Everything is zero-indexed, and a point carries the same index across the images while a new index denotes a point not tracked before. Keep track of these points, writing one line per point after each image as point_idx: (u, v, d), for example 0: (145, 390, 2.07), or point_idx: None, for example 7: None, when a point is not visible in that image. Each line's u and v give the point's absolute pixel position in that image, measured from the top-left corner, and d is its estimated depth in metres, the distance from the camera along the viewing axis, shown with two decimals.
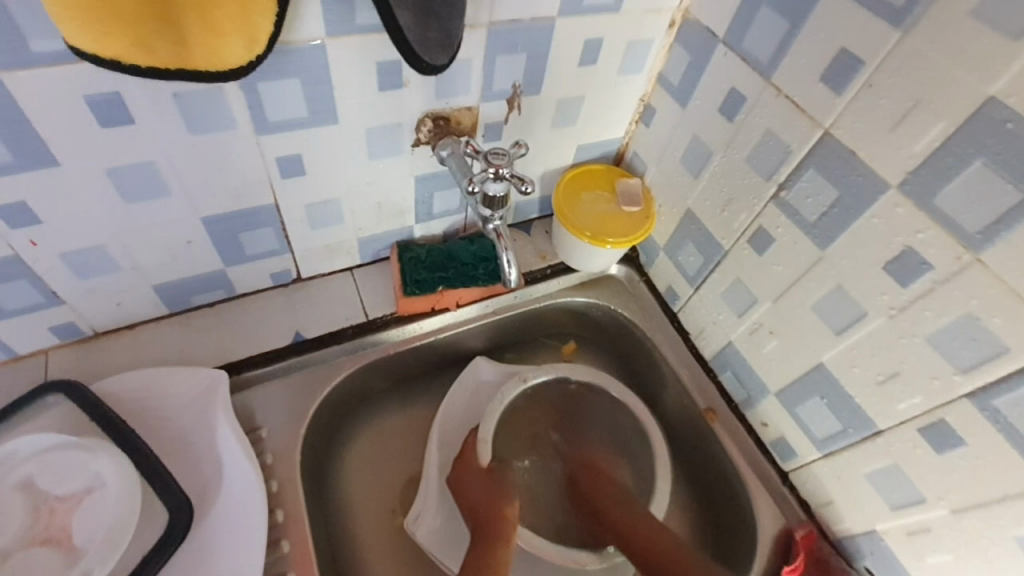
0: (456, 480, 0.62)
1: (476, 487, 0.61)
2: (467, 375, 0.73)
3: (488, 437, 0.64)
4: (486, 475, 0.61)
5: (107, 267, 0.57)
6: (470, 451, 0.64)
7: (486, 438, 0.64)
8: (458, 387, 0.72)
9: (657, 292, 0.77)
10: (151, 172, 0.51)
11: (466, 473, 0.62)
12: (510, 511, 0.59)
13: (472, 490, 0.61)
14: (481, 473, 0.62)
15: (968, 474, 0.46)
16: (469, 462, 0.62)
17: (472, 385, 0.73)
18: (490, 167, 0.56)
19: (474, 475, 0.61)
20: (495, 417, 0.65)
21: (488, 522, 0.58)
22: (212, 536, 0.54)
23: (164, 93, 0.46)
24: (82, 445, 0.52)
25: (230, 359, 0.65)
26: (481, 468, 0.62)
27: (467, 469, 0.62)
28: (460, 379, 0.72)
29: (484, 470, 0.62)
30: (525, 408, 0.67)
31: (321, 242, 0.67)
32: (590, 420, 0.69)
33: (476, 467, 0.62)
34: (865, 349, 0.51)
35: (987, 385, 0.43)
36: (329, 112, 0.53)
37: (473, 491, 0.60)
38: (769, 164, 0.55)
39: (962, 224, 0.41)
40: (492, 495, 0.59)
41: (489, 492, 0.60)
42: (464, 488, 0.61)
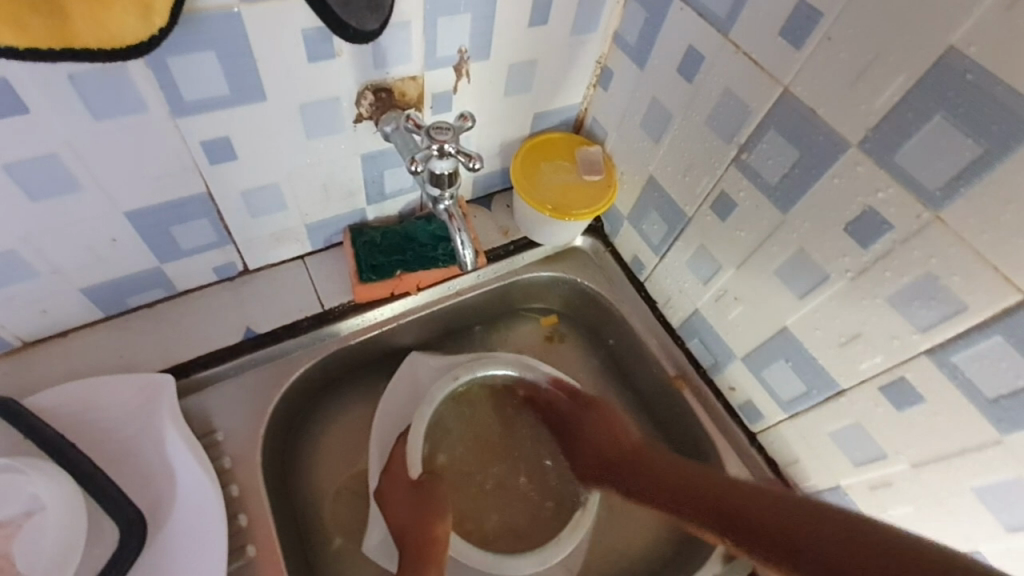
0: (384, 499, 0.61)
1: (409, 508, 0.58)
2: (408, 368, 0.71)
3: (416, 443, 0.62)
4: (414, 488, 0.59)
5: (23, 273, 0.51)
6: (399, 461, 0.62)
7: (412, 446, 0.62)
8: (395, 386, 0.70)
9: (624, 262, 0.76)
10: (57, 166, 0.45)
11: (396, 488, 0.60)
12: (440, 530, 0.56)
13: (397, 511, 0.58)
14: (408, 486, 0.59)
15: (928, 428, 0.47)
16: (397, 476, 0.61)
17: (411, 380, 0.70)
18: (433, 144, 0.52)
19: (401, 488, 0.60)
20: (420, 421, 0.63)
21: (417, 547, 0.55)
22: (169, 550, 0.51)
23: (57, 75, 0.40)
24: (14, 467, 0.47)
25: (176, 361, 0.61)
26: (409, 480, 0.60)
27: (396, 483, 0.60)
28: (400, 376, 0.70)
29: (411, 483, 0.59)
30: (456, 406, 0.67)
31: (265, 230, 0.63)
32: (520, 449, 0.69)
33: (406, 478, 0.60)
34: (828, 312, 0.50)
35: (946, 342, 0.43)
36: (255, 89, 0.49)
37: (399, 512, 0.58)
38: (728, 125, 0.53)
39: (922, 182, 0.40)
40: (422, 514, 0.57)
41: (425, 504, 0.57)
42: (396, 510, 0.59)
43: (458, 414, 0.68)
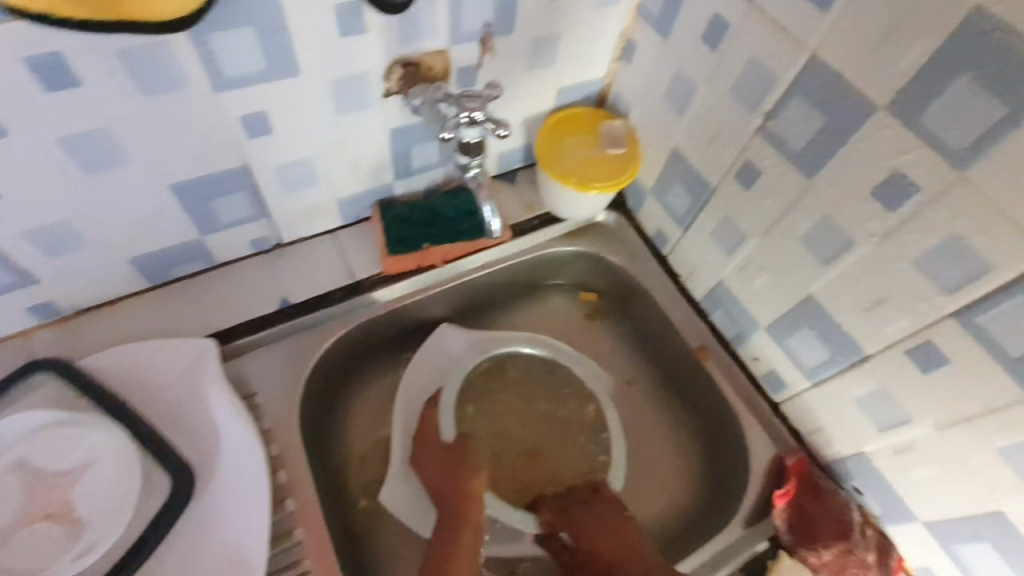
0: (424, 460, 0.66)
1: (445, 468, 0.61)
2: (434, 341, 0.73)
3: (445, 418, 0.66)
4: (448, 451, 0.62)
5: (76, 243, 0.54)
6: (430, 426, 0.64)
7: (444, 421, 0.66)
8: (421, 359, 0.72)
9: (646, 237, 0.77)
10: (107, 140, 0.48)
11: (430, 449, 0.63)
12: (474, 491, 0.59)
13: (430, 468, 0.62)
14: (442, 449, 0.63)
15: (952, 390, 0.47)
16: (428, 441, 0.63)
17: (438, 352, 0.73)
18: (462, 112, 0.55)
19: (435, 451, 0.63)
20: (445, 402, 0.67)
21: (452, 507, 0.58)
22: (214, 505, 0.54)
23: (107, 51, 0.42)
24: (75, 423, 0.51)
25: (218, 328, 0.64)
26: (443, 444, 0.63)
27: (428, 447, 0.63)
28: (426, 347, 0.73)
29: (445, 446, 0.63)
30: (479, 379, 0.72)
31: (298, 204, 0.65)
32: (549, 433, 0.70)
33: (439, 444, 0.63)
34: (854, 278, 0.51)
35: (971, 303, 0.43)
36: (288, 66, 0.50)
37: (433, 470, 0.62)
38: (754, 93, 0.53)
39: (948, 142, 0.40)
40: (454, 475, 0.60)
41: (459, 467, 0.60)
42: (428, 470, 0.62)
43: (485, 383, 0.71)
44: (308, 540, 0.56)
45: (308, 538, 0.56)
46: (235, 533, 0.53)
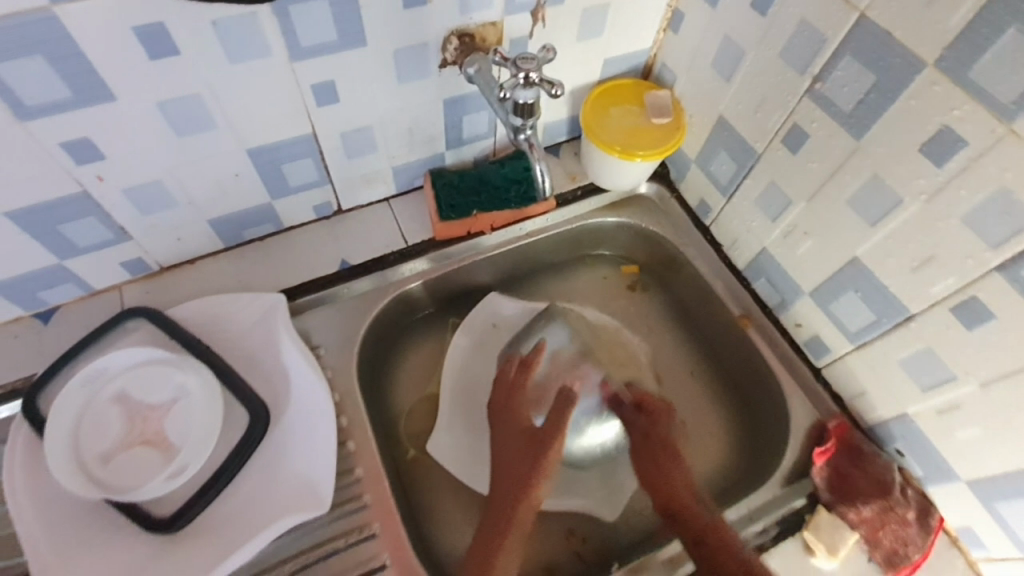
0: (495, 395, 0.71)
1: (520, 462, 0.60)
2: (482, 307, 0.77)
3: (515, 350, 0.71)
4: (527, 435, 0.61)
5: (166, 202, 0.60)
6: (515, 408, 0.63)
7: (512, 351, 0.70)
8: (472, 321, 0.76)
9: (689, 208, 0.78)
10: (197, 105, 0.53)
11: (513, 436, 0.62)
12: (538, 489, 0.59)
13: (505, 455, 0.61)
14: (522, 433, 0.61)
15: (997, 346, 0.47)
16: (516, 417, 0.62)
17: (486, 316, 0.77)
18: (520, 73, 0.56)
19: (514, 430, 0.62)
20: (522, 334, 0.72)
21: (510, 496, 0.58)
22: (285, 440, 0.59)
23: (202, 21, 0.47)
24: (167, 360, 0.57)
25: (285, 286, 0.69)
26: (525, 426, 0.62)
27: (511, 422, 0.62)
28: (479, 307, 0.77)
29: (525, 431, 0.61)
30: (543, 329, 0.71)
31: (358, 171, 0.69)
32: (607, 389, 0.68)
33: (523, 424, 0.62)
34: (901, 237, 0.51)
35: (1018, 256, 0.43)
36: (356, 36, 0.54)
37: (507, 465, 0.60)
38: (804, 56, 0.54)
39: (996, 95, 0.41)
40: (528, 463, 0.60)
41: (536, 462, 0.59)
42: (502, 451, 0.61)
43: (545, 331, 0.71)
44: (366, 477, 0.61)
45: (366, 476, 0.61)
46: (305, 466, 0.58)
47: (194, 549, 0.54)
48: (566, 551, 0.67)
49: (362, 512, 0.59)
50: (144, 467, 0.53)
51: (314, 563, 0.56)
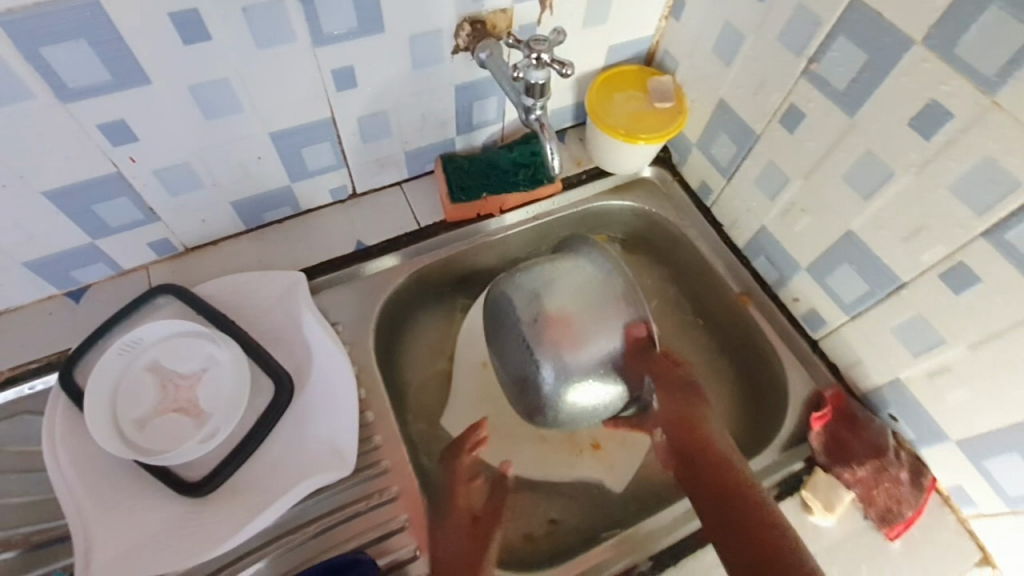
0: (499, 338, 0.66)
1: (466, 551, 0.57)
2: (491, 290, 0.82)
3: (528, 291, 0.65)
4: (473, 523, 0.59)
5: (192, 183, 0.63)
6: (460, 496, 0.62)
7: (523, 303, 0.65)
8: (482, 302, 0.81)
9: (691, 190, 0.81)
10: (225, 89, 0.56)
11: (452, 522, 0.59)
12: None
13: (447, 553, 0.57)
14: (466, 521, 0.60)
15: (983, 308, 0.50)
16: (457, 506, 0.61)
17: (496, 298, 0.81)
18: (532, 54, 0.59)
19: (459, 520, 0.60)
20: (534, 272, 0.67)
21: None
22: (309, 409, 0.63)
23: (233, 8, 0.50)
24: (196, 331, 0.61)
25: (304, 266, 0.72)
26: (469, 514, 0.60)
27: (454, 510, 0.60)
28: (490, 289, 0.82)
29: (468, 519, 0.60)
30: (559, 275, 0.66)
31: (373, 155, 0.72)
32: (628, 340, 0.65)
33: (464, 513, 0.60)
34: (892, 209, 0.54)
35: (1001, 222, 0.46)
36: (375, 22, 0.57)
37: (451, 566, 0.56)
38: (801, 38, 0.56)
39: (981, 69, 0.44)
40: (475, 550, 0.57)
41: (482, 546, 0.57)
42: (441, 541, 0.58)
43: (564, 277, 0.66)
44: (385, 444, 0.64)
45: (385, 443, 0.64)
46: (329, 431, 0.61)
47: (226, 508, 0.57)
48: (551, 526, 0.69)
49: (382, 477, 0.62)
50: (177, 431, 0.57)
51: (337, 524, 0.60)
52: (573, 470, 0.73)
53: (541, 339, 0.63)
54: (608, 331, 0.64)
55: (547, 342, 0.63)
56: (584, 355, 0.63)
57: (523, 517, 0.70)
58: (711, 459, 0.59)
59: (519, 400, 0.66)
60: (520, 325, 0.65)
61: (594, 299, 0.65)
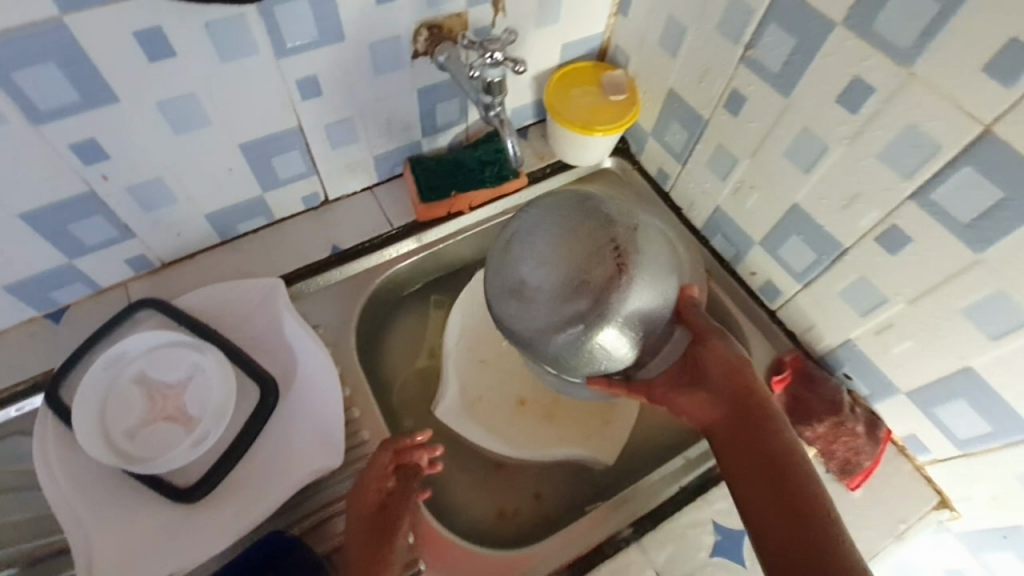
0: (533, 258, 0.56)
1: (369, 542, 0.55)
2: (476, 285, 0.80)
3: (590, 218, 0.56)
4: (379, 511, 0.57)
5: (165, 198, 0.64)
6: (366, 485, 0.58)
7: (580, 232, 0.55)
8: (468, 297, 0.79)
9: (650, 177, 0.85)
10: (193, 103, 0.58)
11: (360, 510, 0.57)
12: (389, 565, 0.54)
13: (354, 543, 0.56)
14: (374, 508, 0.57)
15: (916, 266, 0.54)
16: (363, 495, 0.58)
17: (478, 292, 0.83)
18: (487, 53, 0.62)
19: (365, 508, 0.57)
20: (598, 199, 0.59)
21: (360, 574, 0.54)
22: (295, 410, 0.65)
23: (196, 24, 0.52)
24: (179, 342, 0.62)
25: (281, 273, 0.74)
26: (376, 501, 0.58)
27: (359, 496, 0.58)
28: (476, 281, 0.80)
29: (376, 507, 0.57)
30: (619, 215, 0.58)
31: (342, 161, 0.74)
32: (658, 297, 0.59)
33: (372, 501, 0.57)
34: (829, 179, 0.59)
35: (925, 183, 0.50)
36: (335, 30, 0.59)
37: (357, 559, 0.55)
38: (737, 27, 0.61)
39: (896, 44, 0.48)
40: (379, 542, 0.55)
41: (383, 538, 0.56)
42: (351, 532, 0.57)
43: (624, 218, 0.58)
44: (372, 439, 0.66)
45: (371, 438, 0.66)
46: (316, 430, 0.63)
47: (220, 511, 0.59)
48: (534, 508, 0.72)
49: None
50: (169, 439, 0.59)
51: (332, 517, 0.62)
52: (550, 453, 0.73)
53: (624, 262, 0.54)
54: (667, 284, 0.57)
55: (632, 267, 0.55)
56: (636, 296, 0.55)
57: (504, 498, 0.72)
58: (776, 436, 0.52)
59: (550, 318, 0.55)
60: (597, 244, 0.55)
61: (657, 248, 0.58)
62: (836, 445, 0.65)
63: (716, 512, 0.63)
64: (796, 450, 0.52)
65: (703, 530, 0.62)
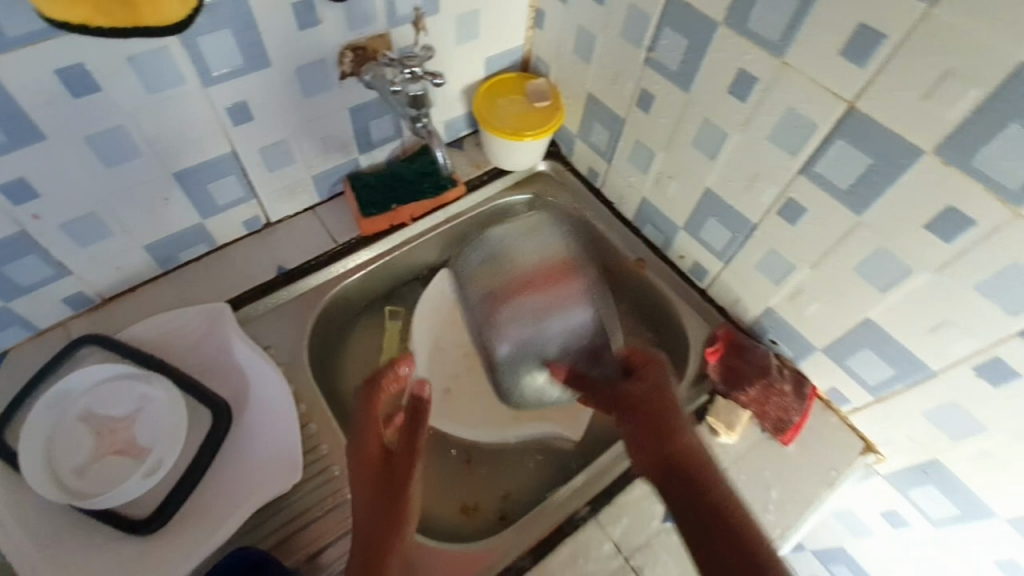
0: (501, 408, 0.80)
1: (379, 490, 0.53)
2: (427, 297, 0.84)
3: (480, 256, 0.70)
4: (386, 460, 0.56)
5: (101, 232, 0.65)
6: (371, 434, 0.57)
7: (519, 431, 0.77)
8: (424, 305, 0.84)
9: (582, 176, 0.90)
10: (122, 136, 0.59)
11: (367, 459, 0.55)
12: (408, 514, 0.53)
13: (363, 492, 0.54)
14: (380, 455, 0.56)
15: (812, 233, 0.60)
16: (367, 443, 0.56)
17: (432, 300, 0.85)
18: (406, 69, 0.67)
19: (372, 453, 0.56)
20: None
21: (378, 524, 0.52)
22: (251, 429, 0.65)
23: (119, 59, 0.53)
24: (124, 374, 0.62)
25: (227, 298, 0.75)
26: (380, 448, 0.56)
27: (366, 443, 0.56)
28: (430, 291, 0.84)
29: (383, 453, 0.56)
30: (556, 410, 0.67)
31: (280, 183, 0.76)
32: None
33: (378, 449, 0.56)
34: (733, 163, 0.64)
35: (809, 158, 0.56)
36: (259, 57, 0.61)
37: (368, 511, 0.53)
38: (638, 32, 0.66)
39: (769, 38, 0.54)
40: (391, 492, 0.53)
41: (395, 485, 0.54)
42: (358, 485, 0.55)
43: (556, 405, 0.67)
44: (331, 452, 0.67)
45: (331, 451, 0.67)
46: (273, 446, 0.64)
47: (180, 537, 0.59)
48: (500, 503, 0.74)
49: (332, 482, 0.65)
50: (122, 471, 0.58)
51: (298, 530, 0.62)
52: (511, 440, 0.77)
53: None
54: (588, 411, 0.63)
55: None
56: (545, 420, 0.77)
57: (468, 492, 0.74)
58: (703, 488, 0.51)
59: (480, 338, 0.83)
60: None
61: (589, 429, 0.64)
62: (768, 406, 0.70)
63: None
64: (731, 501, 0.50)
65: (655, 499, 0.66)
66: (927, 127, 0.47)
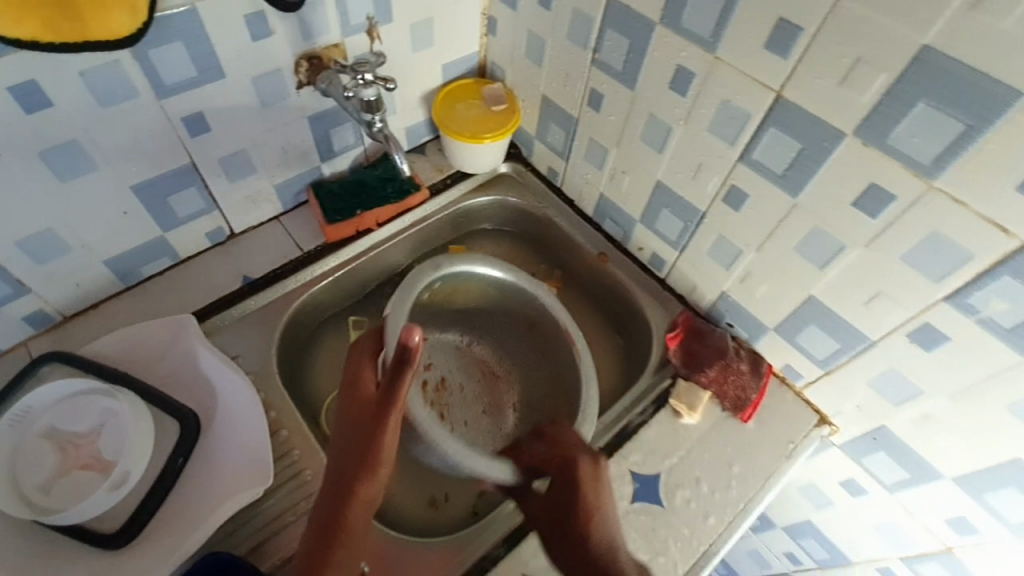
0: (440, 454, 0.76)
1: (360, 430, 0.52)
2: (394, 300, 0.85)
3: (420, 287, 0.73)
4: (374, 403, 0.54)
5: (59, 249, 0.64)
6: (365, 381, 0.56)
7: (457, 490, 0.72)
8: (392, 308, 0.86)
9: (542, 176, 0.93)
10: (77, 151, 0.59)
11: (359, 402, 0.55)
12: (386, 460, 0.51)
13: (349, 432, 0.54)
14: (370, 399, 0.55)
15: (755, 218, 0.64)
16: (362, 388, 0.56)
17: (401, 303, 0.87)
18: (358, 75, 0.68)
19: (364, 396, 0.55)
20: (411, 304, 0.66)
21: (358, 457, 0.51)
22: (220, 438, 0.65)
23: (71, 74, 0.54)
24: (87, 389, 0.62)
25: (193, 310, 0.75)
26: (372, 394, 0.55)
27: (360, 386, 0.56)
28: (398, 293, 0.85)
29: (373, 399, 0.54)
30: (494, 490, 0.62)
31: (242, 193, 0.77)
32: (556, 354, 0.76)
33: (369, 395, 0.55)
34: (679, 155, 0.68)
35: (746, 147, 0.60)
36: (213, 68, 0.63)
37: (347, 449, 0.52)
38: (583, 35, 0.69)
39: (701, 35, 0.57)
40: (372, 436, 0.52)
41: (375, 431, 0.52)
42: (342, 427, 0.54)
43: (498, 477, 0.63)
44: (303, 456, 0.67)
45: (303, 455, 0.67)
46: (243, 453, 0.64)
47: (151, 549, 0.59)
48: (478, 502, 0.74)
49: (305, 486, 0.65)
50: (87, 486, 0.58)
51: (272, 535, 0.63)
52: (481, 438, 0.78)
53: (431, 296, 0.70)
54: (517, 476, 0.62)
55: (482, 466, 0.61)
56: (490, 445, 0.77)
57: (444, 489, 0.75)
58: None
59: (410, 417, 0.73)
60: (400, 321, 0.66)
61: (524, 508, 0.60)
62: (727, 387, 0.73)
63: (632, 464, 0.70)
64: None
65: (623, 482, 0.69)
66: (845, 112, 0.50)
